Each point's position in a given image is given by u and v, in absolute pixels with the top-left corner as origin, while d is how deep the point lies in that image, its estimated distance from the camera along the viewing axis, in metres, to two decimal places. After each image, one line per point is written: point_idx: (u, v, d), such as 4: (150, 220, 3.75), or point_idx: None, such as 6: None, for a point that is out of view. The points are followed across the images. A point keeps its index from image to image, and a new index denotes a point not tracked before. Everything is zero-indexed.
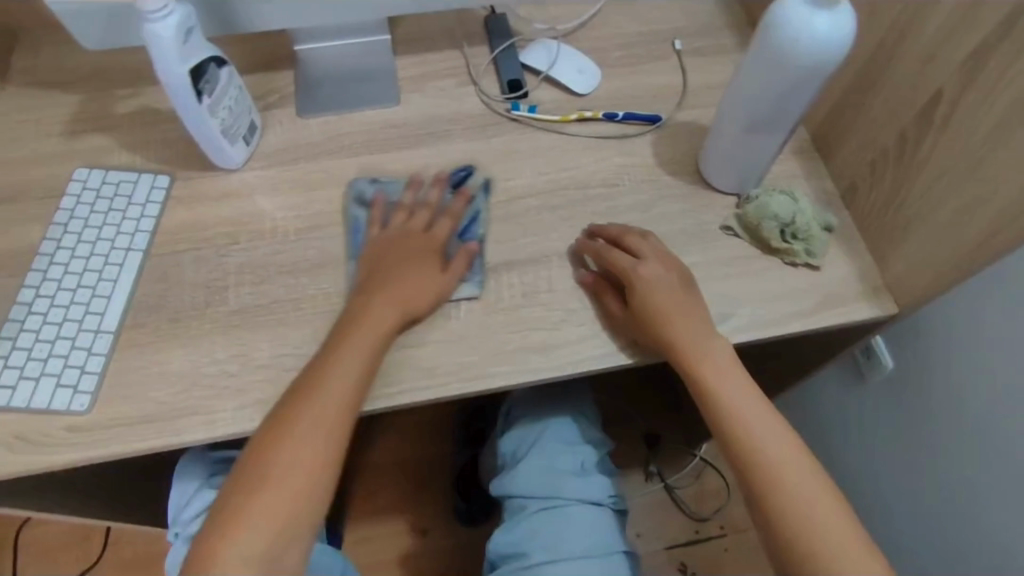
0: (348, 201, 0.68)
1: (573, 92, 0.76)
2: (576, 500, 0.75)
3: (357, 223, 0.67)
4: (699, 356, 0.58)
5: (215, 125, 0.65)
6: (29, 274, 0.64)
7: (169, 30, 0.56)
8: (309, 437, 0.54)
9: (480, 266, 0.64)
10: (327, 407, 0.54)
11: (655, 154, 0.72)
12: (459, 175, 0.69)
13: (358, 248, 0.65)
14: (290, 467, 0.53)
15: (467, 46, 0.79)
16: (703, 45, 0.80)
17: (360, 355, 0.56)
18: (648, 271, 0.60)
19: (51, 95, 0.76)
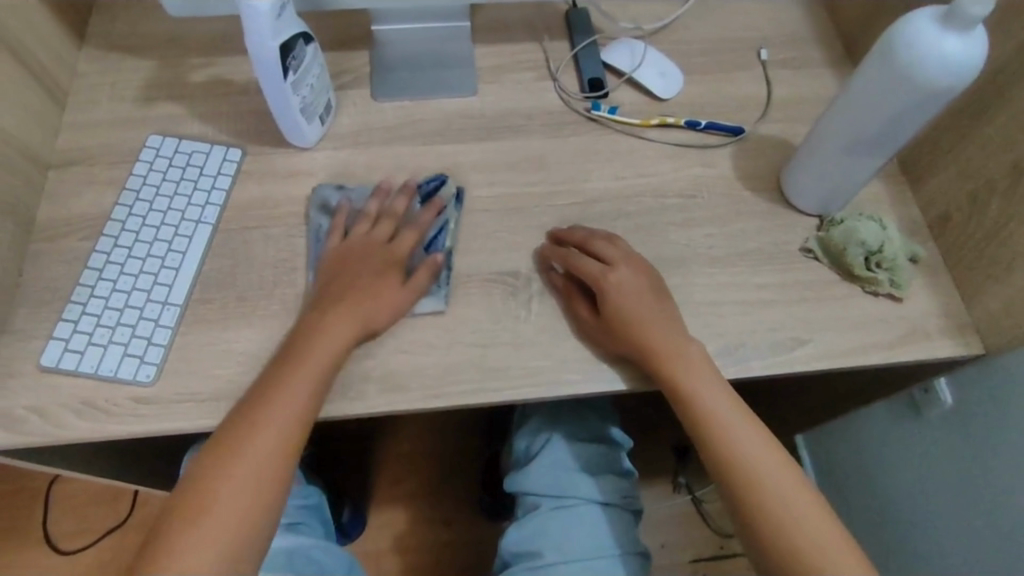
0: (312, 208, 0.66)
1: (652, 96, 0.74)
2: (593, 500, 0.70)
3: (318, 229, 0.64)
4: (678, 367, 0.56)
5: (297, 102, 0.64)
6: (101, 239, 0.64)
7: (268, 4, 0.55)
8: (265, 434, 0.52)
9: (446, 280, 0.62)
10: (286, 410, 0.53)
11: (735, 167, 0.70)
12: (430, 185, 0.67)
13: (318, 257, 0.63)
14: (247, 466, 0.51)
15: (548, 39, 0.78)
16: (790, 56, 0.78)
17: (320, 362, 0.55)
18: (618, 277, 0.59)
19: (129, 60, 0.76)
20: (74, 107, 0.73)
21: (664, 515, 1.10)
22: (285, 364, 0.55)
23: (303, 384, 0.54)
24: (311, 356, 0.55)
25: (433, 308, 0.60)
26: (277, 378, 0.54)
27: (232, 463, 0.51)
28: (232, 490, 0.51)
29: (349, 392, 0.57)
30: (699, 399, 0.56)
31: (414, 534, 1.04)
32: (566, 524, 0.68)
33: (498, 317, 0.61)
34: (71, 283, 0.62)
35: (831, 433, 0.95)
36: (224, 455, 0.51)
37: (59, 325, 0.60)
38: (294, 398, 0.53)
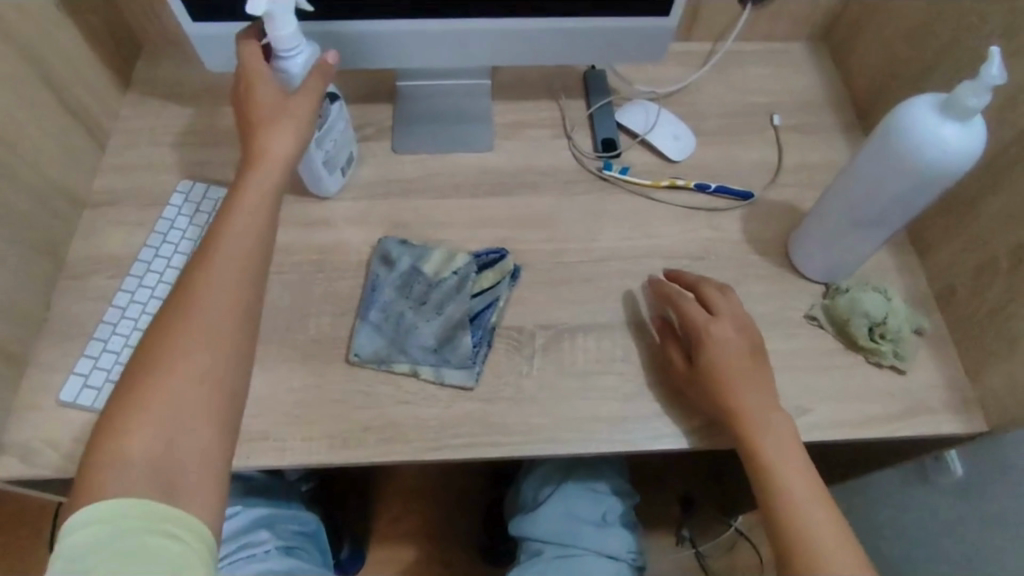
0: (373, 258, 0.66)
1: (664, 158, 0.76)
2: (595, 551, 0.69)
3: (375, 281, 0.65)
4: (752, 413, 0.55)
5: (320, 156, 0.67)
6: (126, 279, 0.67)
7: (298, 69, 0.59)
8: (199, 318, 0.49)
9: (482, 357, 0.61)
10: (221, 293, 0.50)
11: (743, 231, 0.71)
12: (489, 257, 0.67)
13: (373, 310, 0.63)
14: (178, 362, 0.47)
15: (565, 98, 0.81)
16: (802, 122, 0.79)
17: (245, 240, 0.53)
18: (720, 329, 0.58)
19: (168, 107, 0.81)
20: (113, 150, 0.78)
21: (667, 569, 1.08)
22: (209, 255, 0.52)
23: (234, 265, 0.52)
24: (233, 238, 0.53)
25: (461, 382, 0.60)
26: (196, 266, 0.52)
27: (171, 355, 0.47)
28: (175, 381, 0.47)
29: (350, 440, 0.58)
30: (767, 444, 0.54)
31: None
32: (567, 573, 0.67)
33: (501, 372, 0.62)
34: (95, 319, 0.65)
35: (843, 497, 0.93)
36: (162, 344, 0.48)
37: (80, 359, 0.62)
38: (227, 280, 0.51)
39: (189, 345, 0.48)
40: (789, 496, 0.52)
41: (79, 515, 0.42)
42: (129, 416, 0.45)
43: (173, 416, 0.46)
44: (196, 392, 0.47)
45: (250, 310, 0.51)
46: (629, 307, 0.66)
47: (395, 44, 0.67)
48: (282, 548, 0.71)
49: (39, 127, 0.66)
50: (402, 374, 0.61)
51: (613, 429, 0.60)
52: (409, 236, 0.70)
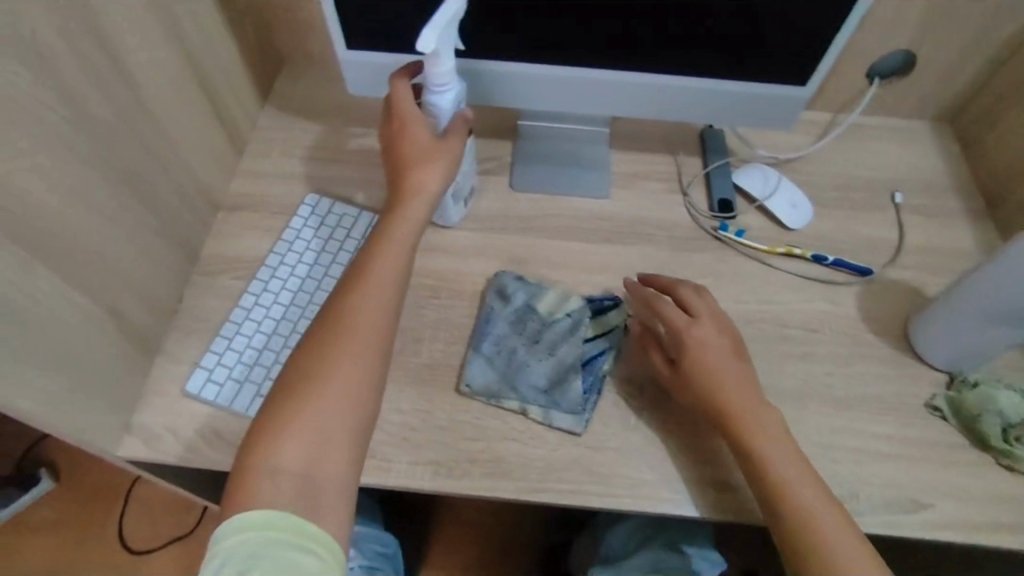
0: (489, 290, 0.68)
1: (780, 225, 0.76)
2: None
3: (489, 314, 0.66)
4: (747, 422, 0.55)
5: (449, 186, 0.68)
6: (252, 282, 0.70)
7: (447, 104, 0.62)
8: (346, 348, 0.55)
9: (591, 404, 0.61)
10: (364, 325, 0.56)
11: (860, 308, 0.69)
12: (603, 303, 0.67)
13: (486, 343, 0.64)
14: (329, 379, 0.53)
15: (682, 154, 0.81)
16: (925, 203, 0.78)
17: (390, 274, 0.59)
18: (701, 332, 0.59)
19: (300, 123, 0.86)
20: (248, 158, 0.82)
21: None
22: (362, 283, 0.58)
23: (378, 299, 0.58)
24: (383, 270, 0.59)
25: (568, 426, 0.60)
26: (346, 298, 0.58)
27: (319, 379, 0.53)
28: (321, 403, 0.52)
29: (456, 469, 0.59)
30: (762, 443, 0.54)
31: None
32: None
33: (608, 421, 0.61)
34: (221, 318, 0.68)
35: None
36: (313, 369, 0.54)
37: (205, 354, 0.65)
38: (369, 315, 0.57)
39: (335, 372, 0.54)
40: (789, 490, 0.52)
41: (236, 515, 0.48)
42: (284, 429, 0.51)
43: (319, 435, 0.51)
44: (339, 408, 0.53)
45: (386, 337, 0.57)
46: None
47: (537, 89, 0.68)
48: (366, 568, 0.77)
49: (193, 131, 0.71)
50: (511, 411, 0.61)
51: (718, 496, 0.58)
52: (522, 273, 0.71)
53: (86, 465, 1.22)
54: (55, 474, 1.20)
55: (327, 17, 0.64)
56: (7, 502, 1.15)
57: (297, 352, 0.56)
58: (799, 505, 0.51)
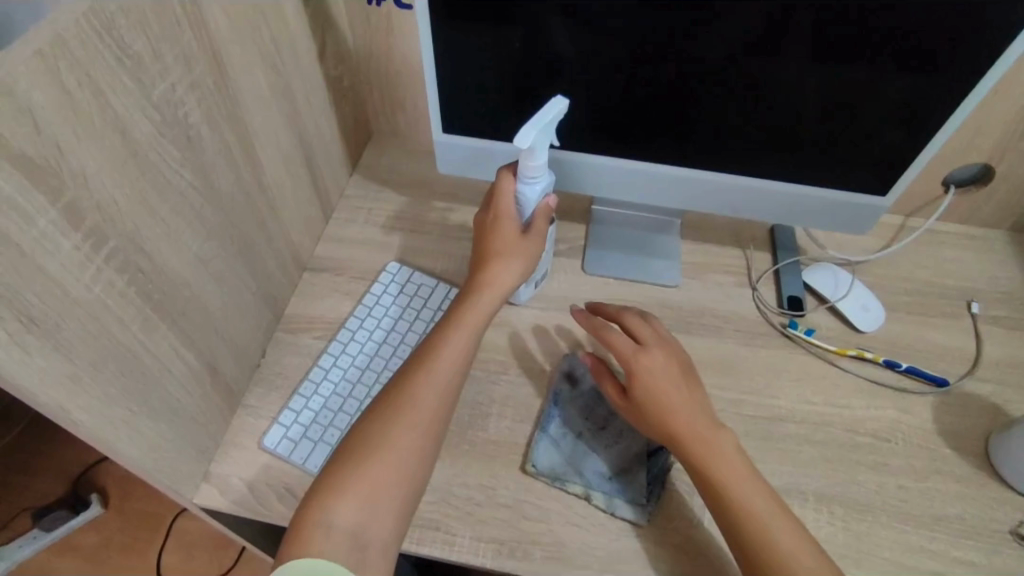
0: (557, 372, 0.69)
1: (851, 327, 0.75)
2: None
3: (557, 395, 0.67)
4: (705, 454, 0.56)
5: None
6: (332, 343, 0.74)
7: (534, 194, 0.65)
8: (405, 422, 0.57)
9: (655, 497, 0.61)
10: (426, 403, 0.58)
11: (934, 420, 0.68)
12: None
13: (551, 423, 0.65)
14: (388, 447, 0.55)
15: (752, 249, 0.83)
16: (1004, 315, 0.76)
17: (457, 351, 0.62)
18: (647, 357, 0.60)
19: (386, 193, 0.92)
20: (335, 222, 0.88)
21: None
22: (429, 358, 0.61)
23: (441, 378, 0.60)
24: (451, 348, 0.62)
25: (631, 518, 0.60)
26: (411, 372, 0.60)
27: (377, 447, 0.55)
28: (376, 474, 0.54)
29: (516, 550, 0.59)
30: (721, 473, 0.55)
31: None
32: None
33: (672, 516, 0.60)
34: (301, 375, 0.71)
35: None
36: (371, 438, 0.56)
37: (283, 410, 0.68)
38: (430, 391, 0.59)
39: (393, 445, 0.56)
40: (753, 521, 0.53)
41: (286, 565, 0.50)
42: (339, 492, 0.53)
43: (373, 502, 0.53)
44: (397, 477, 0.55)
45: (444, 411, 0.59)
46: (808, 476, 0.64)
47: (621, 180, 0.71)
48: None
49: (293, 198, 0.76)
50: (574, 496, 0.61)
51: None
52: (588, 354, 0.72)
53: (135, 493, 1.25)
54: (104, 501, 1.24)
55: (429, 106, 0.69)
56: (57, 525, 1.17)
57: (363, 420, 0.58)
58: (763, 534, 0.52)
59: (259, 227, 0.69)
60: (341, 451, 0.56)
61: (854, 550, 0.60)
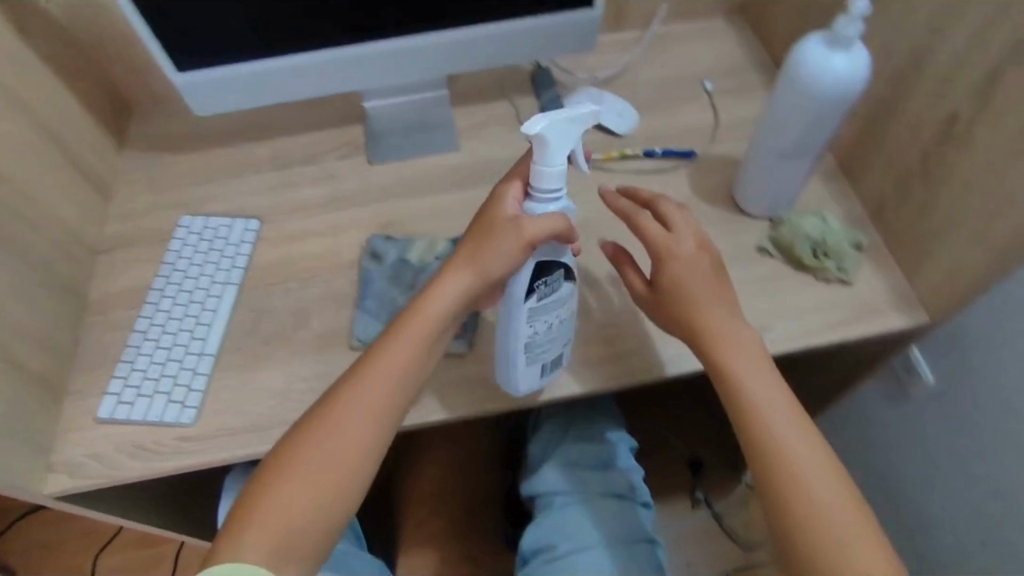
0: (363, 256, 0.75)
1: (611, 133, 0.84)
2: (598, 493, 0.80)
3: (367, 275, 0.73)
4: (720, 344, 0.58)
5: (525, 333, 0.59)
6: (144, 307, 0.74)
7: (545, 210, 0.54)
8: (339, 429, 0.54)
9: (470, 325, 0.70)
10: (359, 410, 0.55)
11: (691, 184, 0.78)
12: None
13: (368, 300, 0.71)
14: (316, 454, 0.53)
15: (517, 97, 0.89)
16: (732, 84, 0.87)
17: (404, 352, 0.57)
18: (678, 245, 0.61)
19: (158, 156, 0.88)
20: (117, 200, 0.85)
21: (689, 531, 1.20)
22: (373, 361, 0.57)
23: (381, 382, 0.56)
24: (396, 350, 0.57)
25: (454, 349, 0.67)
26: (353, 376, 0.56)
27: (308, 455, 0.53)
28: (304, 478, 0.52)
29: None
30: (738, 362, 0.57)
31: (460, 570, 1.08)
32: (576, 516, 0.78)
33: None
34: (122, 347, 0.72)
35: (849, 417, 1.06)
36: (304, 444, 0.53)
37: (111, 382, 0.69)
38: (368, 396, 0.55)
39: (321, 452, 0.53)
40: (757, 409, 0.55)
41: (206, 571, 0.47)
42: (263, 502, 0.51)
43: (295, 515, 0.51)
44: (323, 489, 0.52)
45: (384, 419, 0.56)
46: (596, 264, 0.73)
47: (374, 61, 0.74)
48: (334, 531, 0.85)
49: (51, 185, 0.74)
50: None
51: (595, 371, 0.68)
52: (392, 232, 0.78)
53: (45, 557, 1.21)
54: None
55: (147, 44, 0.67)
56: None
57: (303, 425, 0.55)
58: (774, 427, 0.54)
59: (19, 218, 0.67)
60: (276, 453, 0.54)
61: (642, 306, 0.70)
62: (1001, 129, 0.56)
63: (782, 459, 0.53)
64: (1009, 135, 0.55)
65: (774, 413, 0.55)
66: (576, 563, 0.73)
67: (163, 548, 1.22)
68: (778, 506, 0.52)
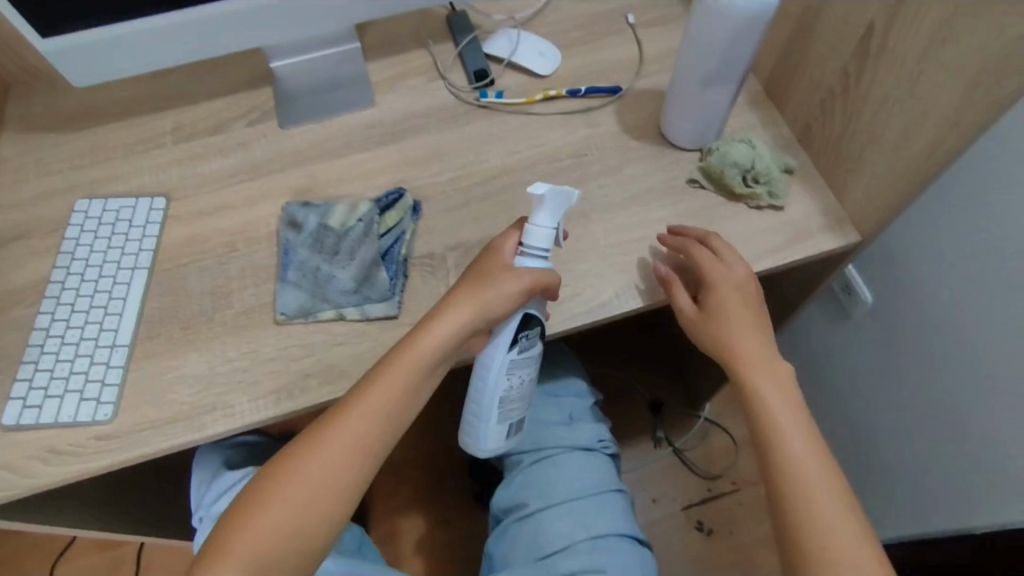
0: (281, 225, 0.71)
1: (534, 75, 0.80)
2: (566, 448, 0.76)
3: (286, 245, 0.69)
4: (745, 363, 0.59)
5: (500, 388, 0.62)
6: (44, 302, 0.68)
7: (533, 263, 0.60)
8: (330, 454, 0.56)
9: (400, 287, 0.66)
10: (350, 434, 0.56)
11: (619, 121, 0.76)
12: (389, 198, 0.71)
13: (289, 271, 0.67)
14: (305, 475, 0.55)
15: (433, 44, 0.83)
16: (655, 15, 0.84)
17: (399, 379, 0.58)
18: (725, 275, 0.62)
19: (45, 137, 0.80)
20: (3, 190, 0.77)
21: (653, 470, 1.20)
22: (370, 384, 0.58)
23: (376, 408, 0.57)
24: (391, 376, 0.58)
25: (384, 314, 0.64)
26: (351, 400, 0.58)
27: (297, 476, 0.55)
28: (289, 499, 0.54)
29: (295, 390, 0.62)
30: (760, 383, 0.58)
31: (429, 534, 1.09)
32: (544, 472, 0.75)
33: (421, 297, 0.66)
34: (24, 347, 0.66)
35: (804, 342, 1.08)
36: (295, 465, 0.55)
37: (14, 385, 0.63)
38: (360, 421, 0.57)
39: (309, 474, 0.55)
40: (775, 428, 0.56)
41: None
42: (249, 520, 0.53)
43: (276, 533, 0.53)
44: (304, 510, 0.54)
45: (373, 444, 0.57)
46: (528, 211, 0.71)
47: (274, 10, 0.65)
48: None
49: None
50: (330, 320, 0.65)
51: None
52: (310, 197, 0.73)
53: None
54: None
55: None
56: None
57: (299, 445, 0.57)
58: (790, 447, 0.55)
59: None
60: (270, 471, 0.56)
61: (578, 250, 0.68)
62: (916, 37, 0.55)
63: (791, 476, 0.53)
64: (924, 42, 0.55)
65: (790, 433, 0.55)
66: (547, 519, 0.71)
67: (123, 548, 1.17)
68: (784, 520, 0.53)
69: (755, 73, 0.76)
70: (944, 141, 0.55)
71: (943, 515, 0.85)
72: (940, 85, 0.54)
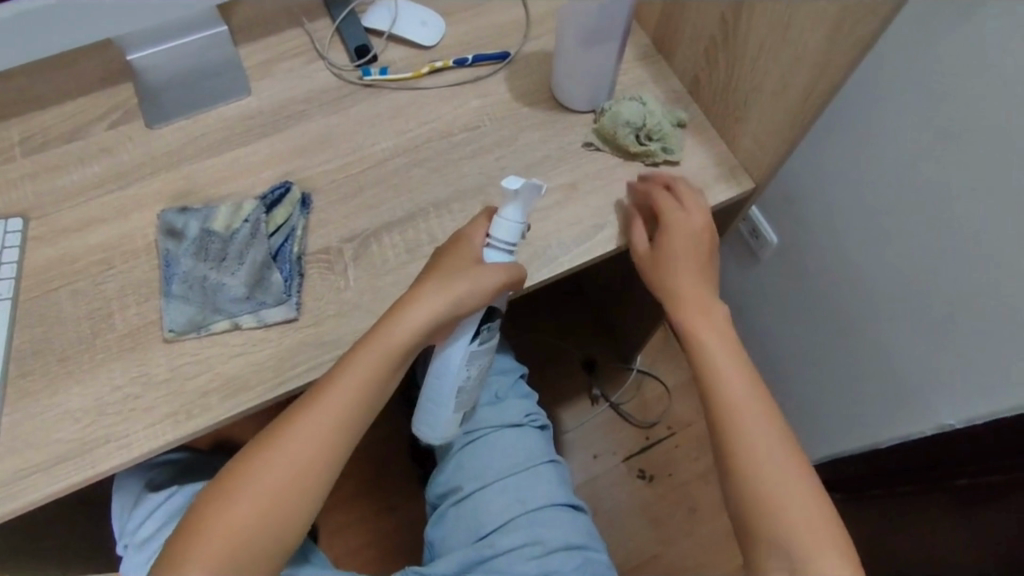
0: (157, 235, 0.65)
1: (419, 47, 0.76)
2: (496, 426, 0.75)
3: (168, 256, 0.64)
4: (694, 310, 0.62)
5: (460, 379, 0.61)
6: None
7: (496, 258, 0.60)
8: (288, 457, 0.55)
9: (296, 287, 0.62)
10: (308, 437, 0.55)
11: (509, 89, 0.73)
12: (276, 194, 0.67)
13: (173, 285, 0.62)
14: (266, 476, 0.54)
15: (308, 20, 0.77)
16: None
17: (341, 391, 0.56)
18: (688, 218, 0.63)
19: None
20: None
21: (593, 427, 1.23)
22: (323, 388, 0.56)
23: (331, 412, 0.56)
24: (338, 386, 0.56)
25: (283, 317, 0.61)
26: (312, 399, 0.56)
27: (259, 477, 0.54)
28: (254, 498, 0.53)
29: (196, 409, 0.58)
30: (706, 329, 0.61)
31: (379, 522, 1.09)
32: (478, 453, 0.74)
33: (321, 294, 0.63)
34: None
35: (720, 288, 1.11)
36: (253, 470, 0.54)
37: None
38: (313, 426, 0.55)
39: (273, 474, 0.54)
40: (721, 374, 0.59)
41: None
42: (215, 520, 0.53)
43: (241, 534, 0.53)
44: (268, 510, 0.54)
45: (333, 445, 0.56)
46: (424, 191, 0.68)
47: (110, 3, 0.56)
48: None
49: None
50: (224, 331, 0.61)
51: None
52: (189, 200, 0.68)
53: None
54: None
55: None
56: None
57: (260, 448, 0.56)
58: (728, 396, 0.58)
59: None
60: (231, 473, 0.55)
61: None
62: None
63: (732, 422, 0.57)
64: None
65: (735, 382, 0.59)
66: (483, 498, 0.71)
67: None
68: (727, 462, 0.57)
69: (640, 27, 0.75)
70: (817, 84, 0.56)
71: (849, 428, 0.91)
72: (809, 30, 0.55)
